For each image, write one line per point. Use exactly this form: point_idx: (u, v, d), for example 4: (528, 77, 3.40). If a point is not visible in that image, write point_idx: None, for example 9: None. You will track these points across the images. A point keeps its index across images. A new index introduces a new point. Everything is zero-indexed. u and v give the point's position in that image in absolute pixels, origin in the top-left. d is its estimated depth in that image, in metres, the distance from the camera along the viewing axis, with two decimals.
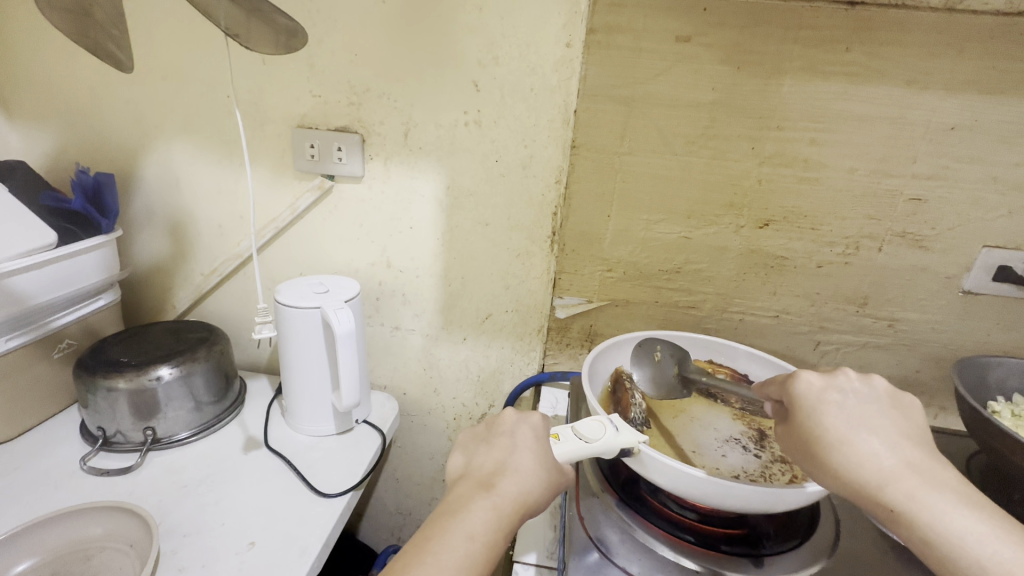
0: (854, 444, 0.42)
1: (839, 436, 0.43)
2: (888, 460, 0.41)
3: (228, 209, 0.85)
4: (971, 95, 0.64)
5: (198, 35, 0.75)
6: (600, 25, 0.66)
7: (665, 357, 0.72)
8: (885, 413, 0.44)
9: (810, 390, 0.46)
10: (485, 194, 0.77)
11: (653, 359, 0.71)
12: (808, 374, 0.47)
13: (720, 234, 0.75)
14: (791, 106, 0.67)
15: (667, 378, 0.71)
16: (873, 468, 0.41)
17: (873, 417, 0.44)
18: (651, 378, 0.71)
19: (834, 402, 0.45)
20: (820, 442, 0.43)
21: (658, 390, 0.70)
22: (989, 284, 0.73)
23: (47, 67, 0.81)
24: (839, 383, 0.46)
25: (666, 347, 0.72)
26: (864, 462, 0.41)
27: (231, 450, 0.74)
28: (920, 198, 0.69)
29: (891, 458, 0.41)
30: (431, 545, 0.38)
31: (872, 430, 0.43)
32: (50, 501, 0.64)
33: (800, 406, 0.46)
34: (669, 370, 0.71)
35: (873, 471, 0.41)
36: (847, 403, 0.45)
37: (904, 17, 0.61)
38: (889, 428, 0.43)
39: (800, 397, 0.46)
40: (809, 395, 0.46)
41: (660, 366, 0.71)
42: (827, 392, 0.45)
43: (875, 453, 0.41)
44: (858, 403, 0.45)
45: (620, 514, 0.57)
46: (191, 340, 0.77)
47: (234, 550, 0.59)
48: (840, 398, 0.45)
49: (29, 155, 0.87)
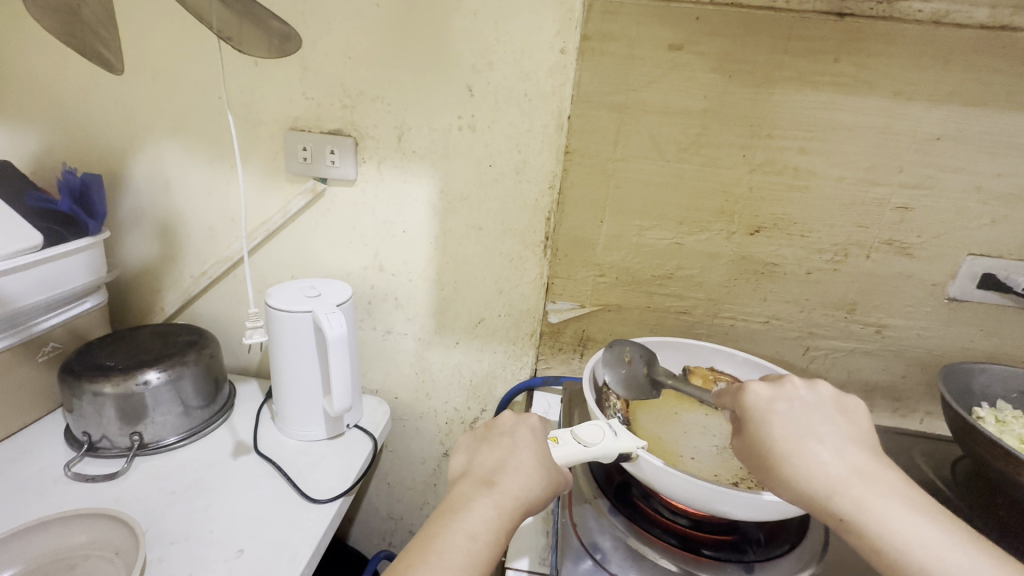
0: (802, 456, 0.42)
1: (786, 448, 0.43)
2: (835, 470, 0.41)
3: (219, 211, 0.84)
4: (956, 106, 0.65)
5: (189, 36, 0.74)
6: (594, 32, 0.66)
7: (636, 358, 0.70)
8: (830, 419, 0.44)
9: (758, 401, 0.46)
10: (479, 198, 0.77)
11: (623, 360, 0.69)
12: (756, 385, 0.47)
13: (711, 240, 0.76)
14: (781, 115, 0.68)
15: (638, 378, 0.69)
16: (821, 478, 0.41)
17: (820, 425, 0.44)
18: (622, 378, 0.69)
19: (781, 411, 0.45)
20: (772, 454, 0.43)
21: (629, 390, 0.69)
22: (973, 291, 0.74)
23: (34, 65, 0.80)
24: (785, 392, 0.46)
25: (636, 348, 0.70)
26: (812, 472, 0.41)
27: (220, 455, 0.73)
28: (907, 207, 0.71)
29: (838, 466, 0.41)
30: (433, 544, 0.38)
31: (819, 439, 0.43)
32: (33, 508, 0.63)
33: (749, 417, 0.46)
34: (639, 370, 0.69)
35: (821, 481, 0.40)
36: (794, 412, 0.45)
37: (891, 29, 0.62)
38: (836, 435, 0.43)
39: (749, 408, 0.46)
40: (757, 406, 0.46)
41: (631, 367, 0.70)
42: (774, 401, 0.46)
43: (823, 462, 0.41)
44: (805, 411, 0.45)
45: (612, 519, 0.57)
46: (180, 343, 0.76)
47: (222, 558, 0.58)
48: (786, 408, 0.45)
49: (14, 154, 0.86)
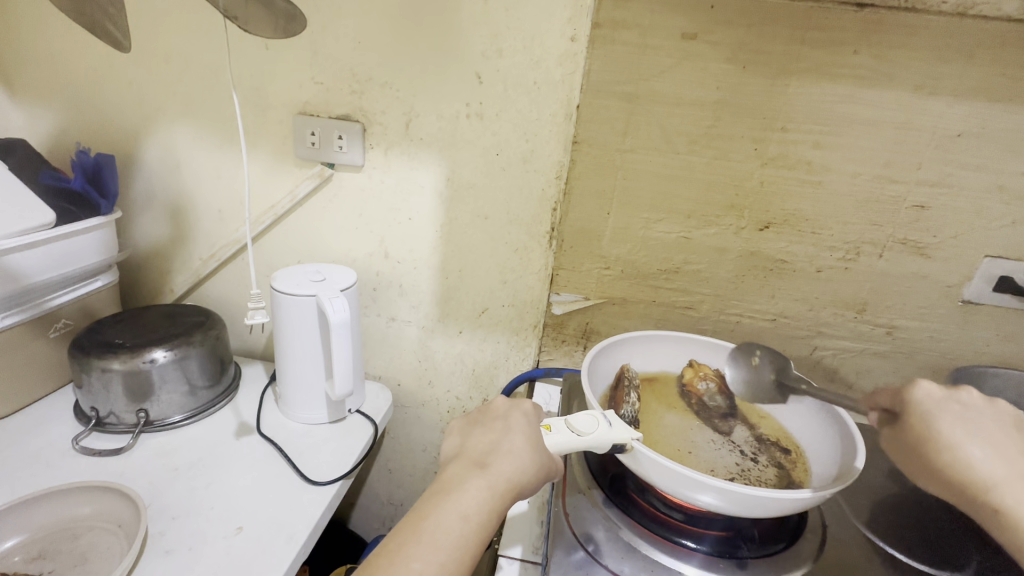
0: (962, 452, 0.44)
1: (950, 444, 0.44)
2: (996, 469, 0.43)
3: (228, 194, 0.84)
4: (980, 102, 0.63)
5: (202, 19, 0.75)
6: (606, 20, 0.65)
7: (763, 363, 0.69)
8: (1003, 429, 0.45)
9: (928, 399, 0.47)
10: (485, 187, 0.77)
11: (749, 362, 0.70)
12: (927, 384, 0.48)
13: (720, 234, 0.75)
14: (795, 108, 0.66)
15: (761, 384, 0.68)
16: (979, 472, 0.43)
17: (989, 430, 0.45)
18: (742, 379, 0.70)
19: (952, 413, 0.46)
20: (929, 444, 0.45)
21: (748, 390, 0.69)
22: (990, 294, 0.72)
23: (51, 45, 0.81)
24: (960, 397, 0.47)
25: (766, 353, 0.69)
26: (971, 467, 0.43)
27: (223, 435, 0.74)
28: (923, 205, 0.69)
29: (999, 467, 0.43)
30: (424, 524, 0.38)
31: (986, 441, 0.44)
32: (41, 479, 0.64)
33: (913, 414, 0.47)
34: (765, 375, 0.68)
35: (978, 475, 0.43)
36: (965, 415, 0.46)
37: (913, 21, 0.60)
38: (1002, 441, 0.44)
39: (915, 405, 0.47)
40: (924, 404, 0.47)
41: (756, 371, 0.69)
42: (946, 402, 0.46)
43: (984, 460, 0.43)
44: (974, 419, 0.45)
45: (606, 511, 0.56)
46: (187, 323, 0.77)
47: (221, 534, 0.59)
48: (958, 411, 0.46)
49: (32, 134, 0.87)
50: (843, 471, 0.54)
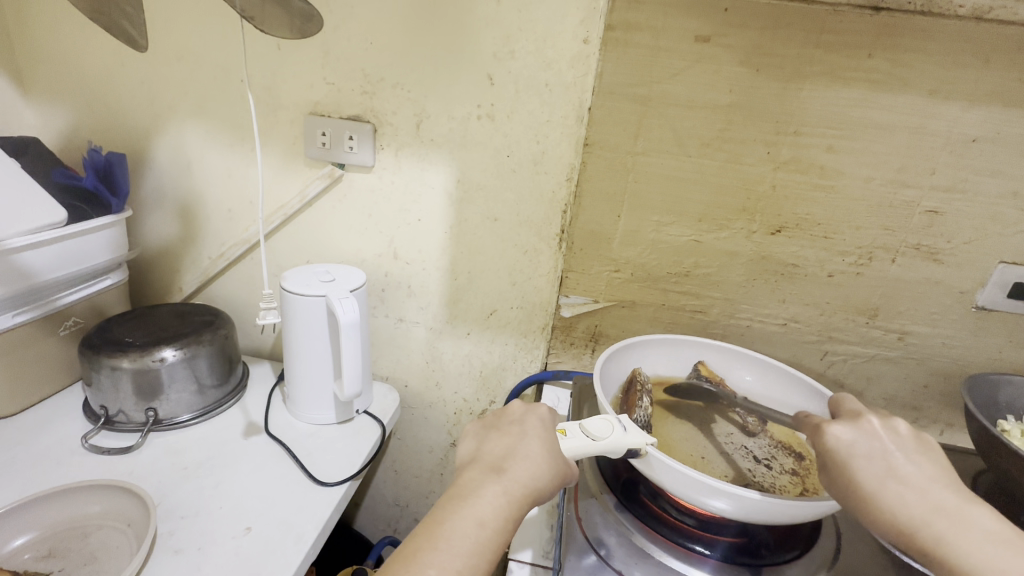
0: (883, 497, 0.42)
1: (870, 489, 0.43)
2: (914, 508, 0.41)
3: (238, 193, 0.85)
4: (995, 107, 0.62)
5: (213, 18, 0.75)
6: (619, 22, 0.65)
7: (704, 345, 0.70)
8: (909, 457, 0.44)
9: (837, 443, 0.46)
10: (495, 188, 0.77)
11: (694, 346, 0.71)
12: (834, 427, 0.47)
13: (731, 238, 0.74)
14: (809, 111, 0.66)
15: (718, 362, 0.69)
16: (904, 515, 0.41)
17: (901, 466, 0.44)
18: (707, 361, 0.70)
19: (861, 454, 0.45)
20: (854, 495, 0.44)
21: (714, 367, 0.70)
22: (1003, 301, 0.71)
23: (63, 44, 0.82)
24: (864, 433, 0.46)
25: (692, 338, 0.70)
26: (895, 512, 0.42)
27: (232, 434, 0.74)
28: (937, 210, 0.68)
29: (918, 506, 0.41)
30: (441, 530, 0.38)
31: (901, 480, 0.43)
32: (51, 477, 0.64)
33: (829, 457, 0.46)
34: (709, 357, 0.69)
35: (904, 519, 0.41)
36: (873, 455, 0.45)
37: (929, 24, 0.60)
38: (915, 475, 0.43)
39: (830, 450, 0.46)
40: (838, 447, 0.46)
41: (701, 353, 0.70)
42: (855, 444, 0.46)
43: (904, 501, 0.42)
44: (884, 452, 0.45)
45: (618, 515, 0.56)
46: (196, 323, 0.77)
47: (230, 535, 0.59)
48: (867, 449, 0.45)
49: (44, 133, 0.88)
50: None
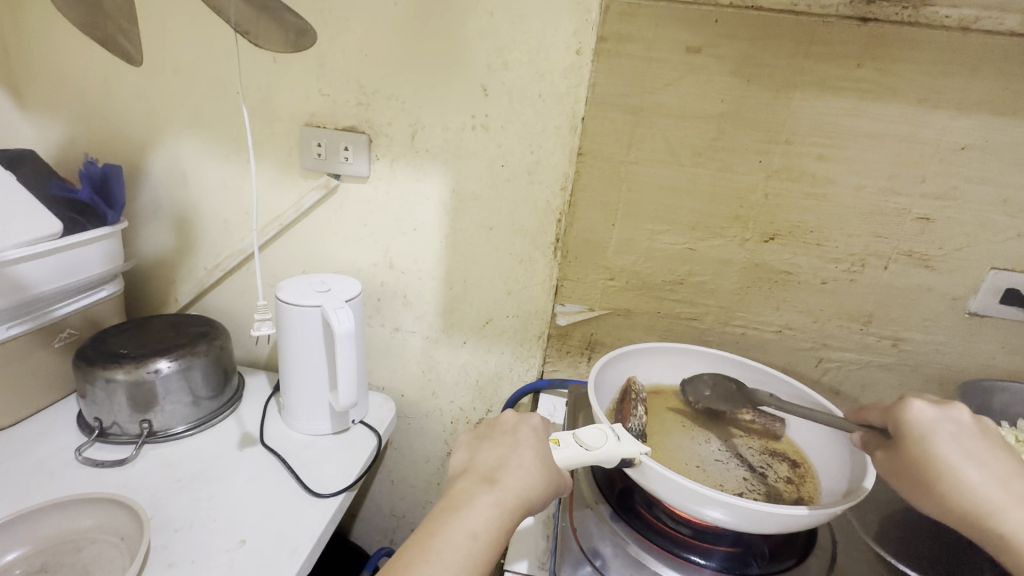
0: (960, 474, 0.44)
1: (947, 464, 0.45)
2: (992, 492, 0.43)
3: (233, 204, 0.85)
4: (982, 115, 0.63)
5: (209, 31, 0.75)
6: (611, 33, 0.66)
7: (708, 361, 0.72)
8: (993, 449, 0.46)
9: (921, 420, 0.48)
10: (490, 198, 0.77)
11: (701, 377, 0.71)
12: (919, 403, 0.49)
13: (724, 246, 0.75)
14: (800, 121, 0.66)
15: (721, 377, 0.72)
16: (980, 496, 0.43)
17: (982, 453, 0.45)
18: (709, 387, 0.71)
19: (945, 432, 0.47)
20: (929, 468, 0.45)
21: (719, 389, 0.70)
22: (996, 307, 0.72)
23: (60, 57, 0.82)
24: (951, 417, 0.48)
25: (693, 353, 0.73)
26: (970, 490, 0.44)
27: (226, 446, 0.74)
28: (928, 217, 0.69)
29: (996, 490, 0.43)
30: (433, 543, 0.38)
31: (980, 464, 0.45)
32: (44, 490, 0.64)
33: (908, 431, 0.48)
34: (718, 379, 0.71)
35: (978, 499, 0.43)
36: (959, 436, 0.46)
37: (916, 35, 0.61)
38: (995, 464, 0.45)
39: (912, 425, 0.48)
40: (921, 424, 0.48)
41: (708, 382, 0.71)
42: (939, 423, 0.47)
43: (981, 483, 0.44)
44: (965, 436, 0.46)
45: (614, 526, 0.56)
46: (191, 333, 0.77)
47: (224, 548, 0.58)
48: (953, 430, 0.47)
49: (40, 145, 0.88)
50: (853, 487, 0.54)
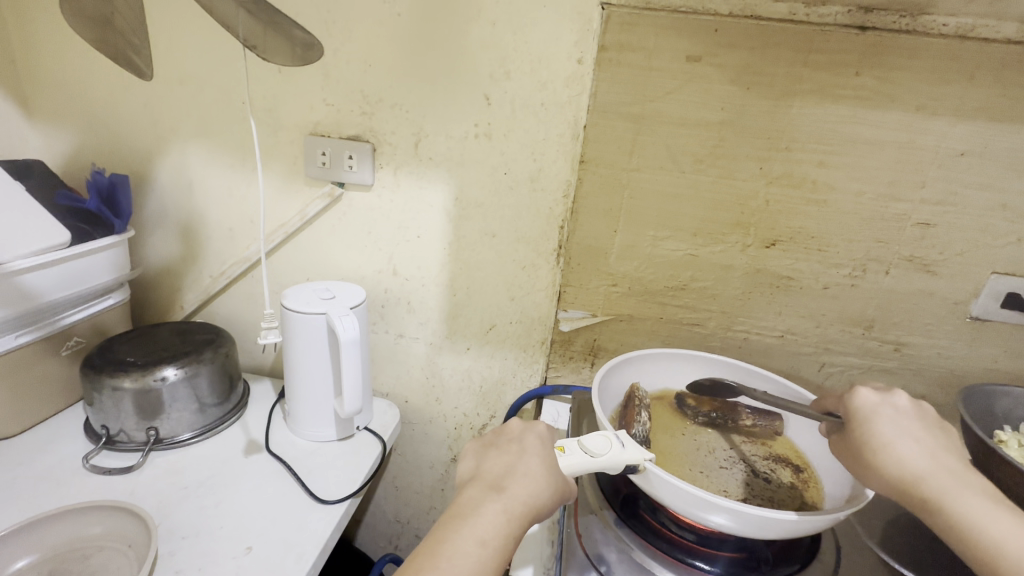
0: (894, 448, 0.46)
1: (880, 440, 0.47)
2: (923, 463, 0.45)
3: (239, 212, 0.86)
4: (981, 121, 0.64)
5: (215, 43, 0.76)
6: (612, 43, 0.66)
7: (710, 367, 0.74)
8: (929, 430, 0.48)
9: (866, 403, 0.50)
10: (493, 206, 0.78)
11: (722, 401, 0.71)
12: (864, 390, 0.52)
13: (726, 252, 0.75)
14: (800, 128, 0.67)
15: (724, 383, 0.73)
16: (910, 468, 0.45)
17: (918, 431, 0.48)
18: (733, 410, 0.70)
19: (886, 413, 0.49)
20: (867, 445, 0.48)
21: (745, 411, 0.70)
22: (997, 311, 0.72)
23: (68, 69, 0.83)
24: (892, 401, 0.50)
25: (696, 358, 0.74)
26: (901, 461, 0.45)
27: (232, 453, 0.75)
28: (928, 223, 0.69)
29: (926, 461, 0.45)
30: (441, 550, 0.38)
31: (913, 440, 0.47)
32: (52, 497, 0.64)
33: (851, 416, 0.51)
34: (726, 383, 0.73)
35: (910, 469, 0.45)
36: (897, 417, 0.49)
37: (913, 43, 0.61)
38: (931, 443, 0.47)
39: (855, 409, 0.51)
40: (863, 408, 0.50)
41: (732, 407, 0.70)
42: (879, 406, 0.50)
43: (913, 455, 0.45)
44: (902, 418, 0.49)
45: (619, 532, 0.56)
46: (197, 341, 0.78)
47: (231, 555, 0.59)
48: (892, 413, 0.49)
49: (48, 155, 0.89)
50: (857, 493, 0.54)
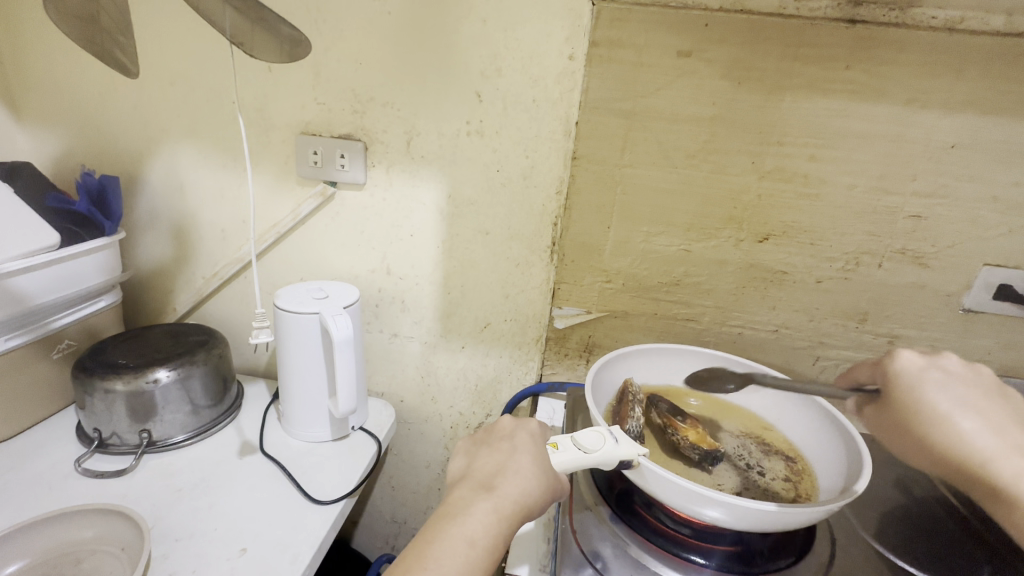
0: (953, 423, 0.43)
1: (936, 414, 0.43)
2: (990, 441, 0.41)
3: (231, 213, 0.85)
4: (971, 114, 0.64)
5: (205, 42, 0.76)
6: (602, 39, 0.66)
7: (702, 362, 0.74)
8: (988, 396, 0.44)
9: (909, 368, 0.47)
10: (486, 203, 0.78)
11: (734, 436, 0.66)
12: (906, 353, 0.48)
13: (719, 247, 0.75)
14: (791, 122, 0.67)
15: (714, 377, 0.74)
16: (973, 446, 0.41)
17: (978, 400, 0.44)
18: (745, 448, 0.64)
19: (934, 378, 0.45)
20: (921, 415, 0.44)
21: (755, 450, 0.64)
22: (989, 303, 0.72)
23: (56, 70, 0.83)
24: (941, 364, 0.47)
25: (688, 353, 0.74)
26: (964, 439, 0.42)
27: (226, 455, 0.74)
28: (920, 215, 0.69)
29: (993, 439, 0.41)
30: (431, 549, 0.38)
31: (977, 411, 0.43)
32: (44, 502, 0.64)
33: (893, 384, 0.47)
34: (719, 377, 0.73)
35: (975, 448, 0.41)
36: (950, 385, 0.45)
37: (903, 36, 0.62)
38: (994, 413, 0.43)
39: (897, 376, 0.47)
40: (907, 372, 0.46)
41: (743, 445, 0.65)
42: (928, 371, 0.46)
43: (976, 432, 0.42)
44: (962, 385, 0.45)
45: (613, 527, 0.56)
46: (189, 343, 0.77)
47: (225, 557, 0.58)
48: (943, 379, 0.45)
49: (37, 157, 0.89)
50: (849, 485, 0.54)
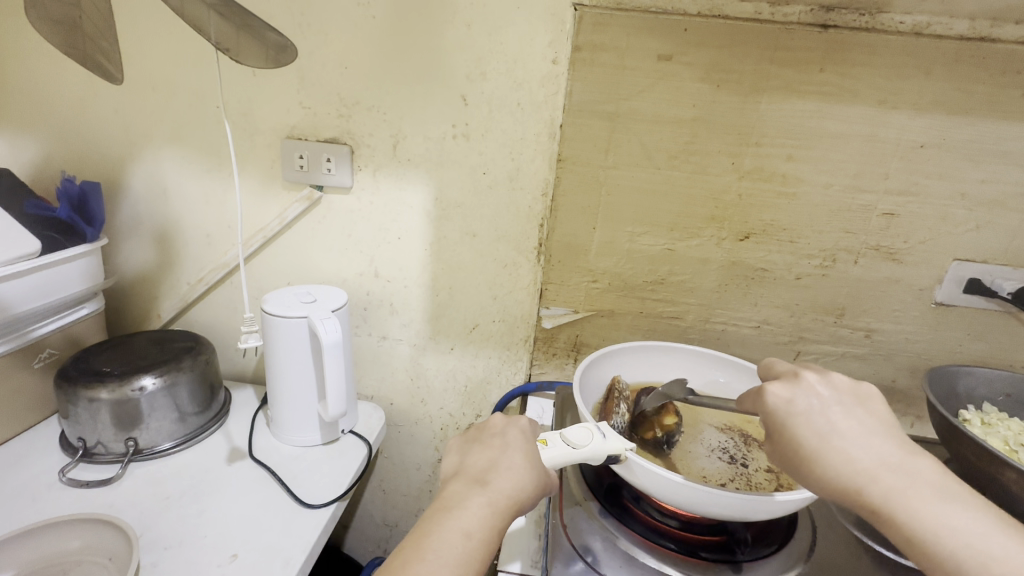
0: (830, 454, 0.42)
1: (813, 447, 0.43)
2: (865, 465, 0.41)
3: (216, 218, 0.85)
4: (939, 114, 0.66)
5: (188, 47, 0.76)
6: (584, 43, 0.68)
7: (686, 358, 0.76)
8: (853, 414, 0.44)
9: (779, 402, 0.45)
10: (473, 206, 0.78)
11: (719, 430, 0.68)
12: (773, 386, 0.46)
13: (702, 245, 0.77)
14: (768, 124, 0.69)
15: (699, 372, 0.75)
16: (852, 473, 0.41)
17: (844, 421, 0.43)
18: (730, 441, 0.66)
19: (803, 406, 0.44)
20: (802, 452, 0.43)
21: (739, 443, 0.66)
22: (959, 296, 0.75)
23: (34, 75, 0.81)
24: (803, 389, 0.46)
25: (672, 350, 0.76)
26: (842, 468, 0.41)
27: (215, 461, 0.74)
28: (892, 213, 0.72)
29: (866, 460, 0.41)
30: (427, 542, 0.39)
31: (849, 434, 0.43)
32: (29, 512, 0.63)
33: (772, 421, 0.46)
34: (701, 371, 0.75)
35: (852, 476, 0.41)
36: (818, 412, 0.44)
37: (873, 40, 0.64)
38: (862, 431, 0.43)
39: (772, 413, 0.45)
40: (779, 408, 0.45)
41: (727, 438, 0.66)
42: (796, 401, 0.45)
43: (851, 459, 0.41)
44: (826, 407, 0.44)
45: (603, 521, 0.57)
46: (175, 349, 0.77)
47: (216, 562, 0.58)
48: (810, 405, 0.44)
49: (15, 164, 0.87)
50: None
